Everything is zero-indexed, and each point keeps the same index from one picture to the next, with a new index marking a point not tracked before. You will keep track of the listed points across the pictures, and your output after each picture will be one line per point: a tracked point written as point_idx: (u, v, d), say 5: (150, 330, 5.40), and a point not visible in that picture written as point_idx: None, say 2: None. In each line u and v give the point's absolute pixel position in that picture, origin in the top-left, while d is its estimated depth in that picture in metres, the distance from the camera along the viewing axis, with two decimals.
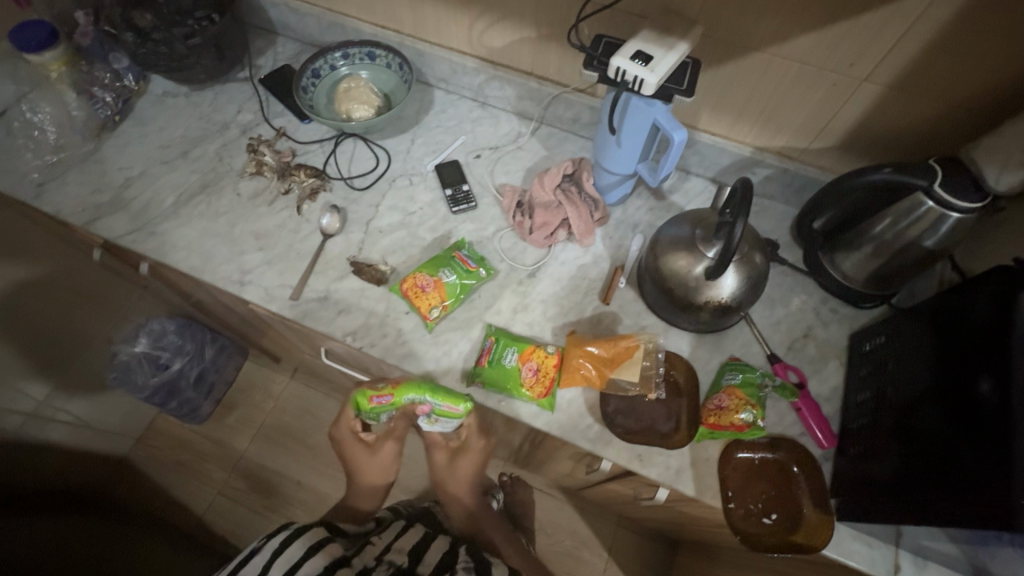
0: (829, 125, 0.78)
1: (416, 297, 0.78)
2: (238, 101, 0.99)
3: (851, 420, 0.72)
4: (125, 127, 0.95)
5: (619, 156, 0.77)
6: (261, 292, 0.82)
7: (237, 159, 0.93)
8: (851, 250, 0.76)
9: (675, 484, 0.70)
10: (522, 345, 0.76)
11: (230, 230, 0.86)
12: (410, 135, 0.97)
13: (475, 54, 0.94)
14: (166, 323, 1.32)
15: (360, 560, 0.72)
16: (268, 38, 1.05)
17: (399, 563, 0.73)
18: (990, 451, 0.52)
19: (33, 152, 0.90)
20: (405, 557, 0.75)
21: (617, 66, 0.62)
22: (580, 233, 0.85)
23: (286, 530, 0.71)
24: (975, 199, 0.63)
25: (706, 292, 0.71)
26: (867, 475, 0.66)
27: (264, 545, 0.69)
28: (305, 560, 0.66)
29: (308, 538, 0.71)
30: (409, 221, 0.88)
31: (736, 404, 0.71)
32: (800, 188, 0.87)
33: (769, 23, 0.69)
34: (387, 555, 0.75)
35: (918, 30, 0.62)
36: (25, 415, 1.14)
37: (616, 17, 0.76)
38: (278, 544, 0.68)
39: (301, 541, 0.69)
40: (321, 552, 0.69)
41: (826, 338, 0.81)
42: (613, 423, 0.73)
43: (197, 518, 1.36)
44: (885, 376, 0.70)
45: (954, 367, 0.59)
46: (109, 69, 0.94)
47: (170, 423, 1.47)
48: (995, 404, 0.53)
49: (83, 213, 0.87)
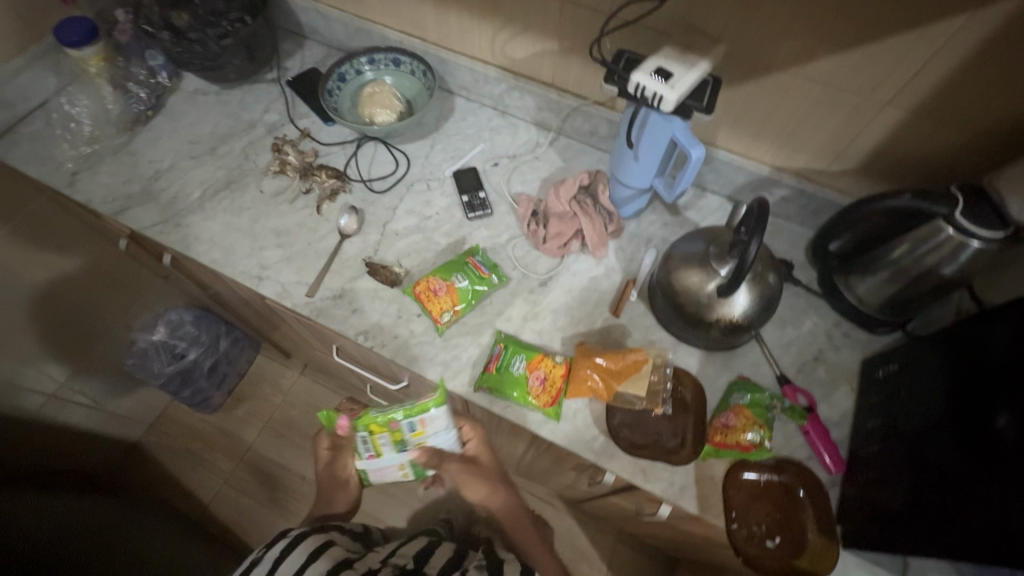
0: (850, 148, 0.77)
1: (428, 301, 0.79)
2: (266, 101, 1.01)
3: (860, 447, 0.71)
4: (157, 122, 0.98)
5: (636, 171, 0.78)
6: (278, 287, 0.83)
7: (262, 157, 0.95)
8: (867, 274, 0.75)
9: (677, 501, 0.70)
10: (531, 353, 0.76)
11: (252, 226, 0.89)
12: (429, 141, 0.98)
13: (497, 64, 0.95)
14: (183, 314, 1.35)
15: (364, 563, 0.74)
16: (297, 41, 1.08)
17: (404, 564, 0.77)
18: (1001, 487, 0.50)
19: (69, 143, 0.94)
20: (411, 560, 0.79)
21: (637, 82, 0.63)
22: (593, 244, 0.85)
23: (286, 539, 0.75)
24: (999, 228, 0.61)
25: (717, 309, 0.71)
26: (876, 504, 0.64)
27: (269, 554, 0.73)
28: (306, 565, 0.69)
29: (306, 546, 0.74)
30: (424, 225, 0.89)
31: (744, 423, 0.70)
32: (818, 210, 0.86)
33: (792, 43, 0.69)
34: (392, 559, 0.78)
35: (945, 55, 0.62)
36: (45, 396, 1.18)
37: (638, 33, 0.77)
38: (278, 553, 0.72)
39: (303, 546, 0.74)
40: (323, 557, 0.72)
41: (837, 362, 0.80)
42: (618, 436, 0.72)
43: (203, 506, 1.39)
44: (899, 404, 0.69)
45: (972, 399, 0.58)
46: (145, 66, 0.97)
47: (182, 411, 1.49)
48: (1010, 439, 0.51)
49: (112, 203, 0.90)
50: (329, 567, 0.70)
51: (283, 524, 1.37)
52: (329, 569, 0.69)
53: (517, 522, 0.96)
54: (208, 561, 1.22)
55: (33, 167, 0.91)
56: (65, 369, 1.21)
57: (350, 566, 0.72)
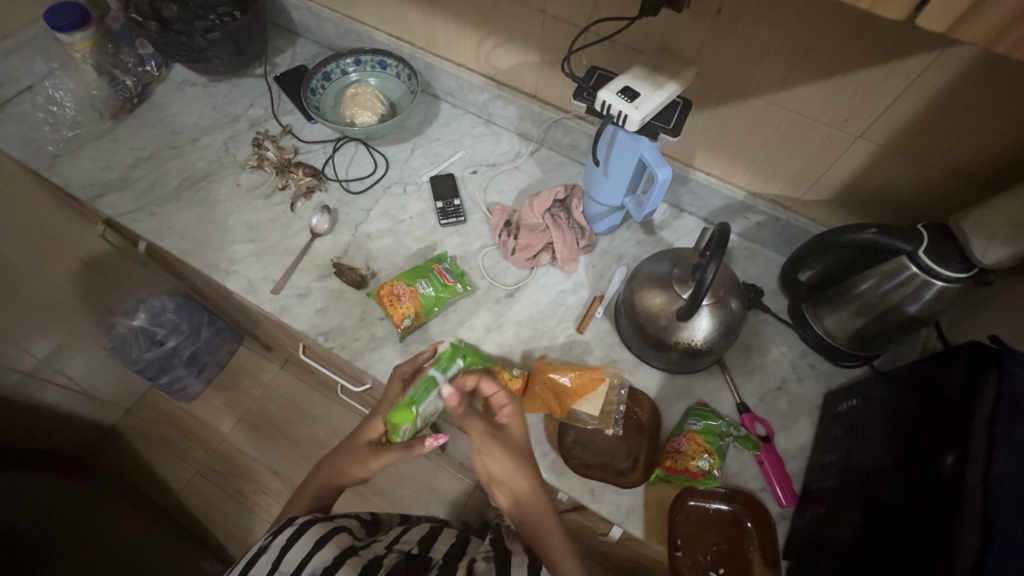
0: (823, 178, 0.76)
1: (390, 305, 0.78)
2: (252, 96, 1.02)
3: (814, 481, 0.70)
4: (142, 110, 0.99)
5: (606, 188, 0.78)
6: (244, 282, 0.83)
7: (242, 151, 0.96)
8: (835, 307, 0.74)
9: (623, 524, 0.69)
10: (488, 365, 0.76)
11: (225, 219, 0.89)
12: (410, 144, 0.98)
13: (482, 72, 0.95)
14: (165, 301, 1.33)
15: (369, 550, 0.65)
16: (289, 38, 1.09)
17: (409, 550, 0.67)
18: (936, 527, 0.48)
19: (52, 126, 0.95)
20: (415, 545, 0.69)
21: (603, 100, 0.62)
22: (562, 258, 0.85)
23: (291, 526, 0.65)
24: (961, 268, 0.61)
25: (678, 332, 0.70)
26: (823, 540, 0.62)
27: (271, 544, 0.63)
28: (308, 557, 0.60)
29: (313, 533, 0.64)
30: (397, 228, 0.89)
31: (694, 450, 0.69)
32: (792, 238, 0.86)
33: (766, 70, 0.68)
34: (396, 545, 0.68)
35: (916, 90, 0.61)
36: (23, 373, 1.17)
37: (615, 49, 0.77)
38: (284, 541, 0.63)
39: (309, 534, 0.64)
40: (328, 543, 0.63)
41: (800, 394, 0.79)
42: (570, 454, 0.72)
43: (173, 494, 1.39)
44: (856, 440, 0.67)
45: (927, 438, 0.56)
46: (134, 54, 0.99)
47: (160, 398, 1.49)
48: (953, 478, 0.49)
49: (90, 188, 0.90)
50: (336, 554, 0.61)
51: (251, 517, 1.37)
52: (334, 559, 0.60)
53: (541, 517, 0.68)
54: (171, 547, 1.21)
55: (14, 147, 0.92)
56: (46, 347, 1.20)
57: (356, 554, 0.62)
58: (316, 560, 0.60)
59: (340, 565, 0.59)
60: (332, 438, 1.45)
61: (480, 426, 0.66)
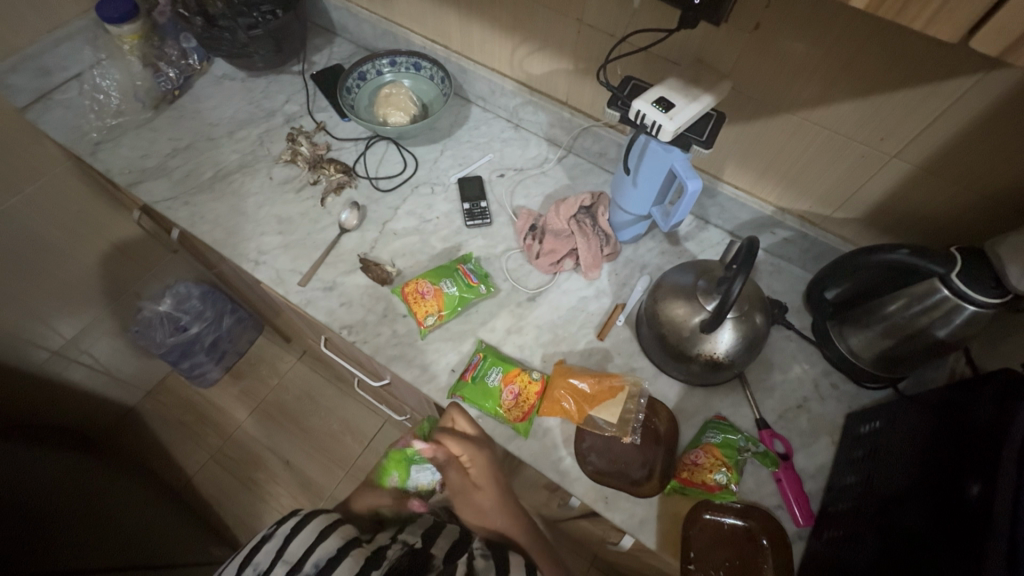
0: (854, 197, 0.76)
1: (414, 303, 0.80)
2: (288, 92, 1.05)
3: (831, 503, 0.69)
4: (183, 102, 1.03)
5: (634, 197, 0.78)
6: (272, 273, 0.85)
7: (277, 145, 0.98)
8: (861, 327, 0.73)
9: (636, 534, 0.68)
10: (508, 366, 0.76)
11: (256, 211, 0.91)
12: (440, 146, 1.00)
13: (514, 78, 0.97)
14: (191, 289, 1.35)
15: (374, 542, 0.66)
16: (327, 37, 1.11)
17: (413, 543, 0.67)
18: (958, 555, 0.47)
19: (96, 114, 0.99)
20: (419, 537, 0.68)
21: (637, 109, 0.63)
22: (586, 265, 0.85)
23: (296, 518, 0.68)
24: (993, 294, 0.59)
25: (700, 344, 0.69)
26: (840, 562, 0.61)
27: (276, 533, 0.66)
28: (314, 545, 0.62)
29: (319, 523, 0.66)
30: (423, 228, 0.90)
31: (712, 463, 0.69)
32: (819, 255, 0.85)
33: (803, 87, 0.68)
34: (400, 537, 0.68)
35: (955, 113, 0.60)
36: (50, 351, 1.20)
37: (649, 61, 0.78)
38: (287, 531, 0.65)
39: (314, 524, 0.66)
40: (332, 535, 0.64)
41: (821, 413, 0.78)
42: (585, 460, 0.72)
43: (187, 478, 1.41)
44: (877, 463, 0.66)
45: (953, 463, 0.55)
46: (177, 47, 1.02)
47: (180, 383, 1.52)
48: (980, 508, 0.48)
49: (129, 175, 0.94)
50: (340, 546, 0.62)
51: (262, 505, 1.38)
52: (340, 547, 0.62)
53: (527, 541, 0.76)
54: (181, 530, 1.22)
55: (60, 133, 0.96)
56: (74, 328, 1.24)
57: (360, 545, 0.64)
58: (319, 550, 0.62)
59: (343, 558, 0.60)
60: (345, 432, 1.46)
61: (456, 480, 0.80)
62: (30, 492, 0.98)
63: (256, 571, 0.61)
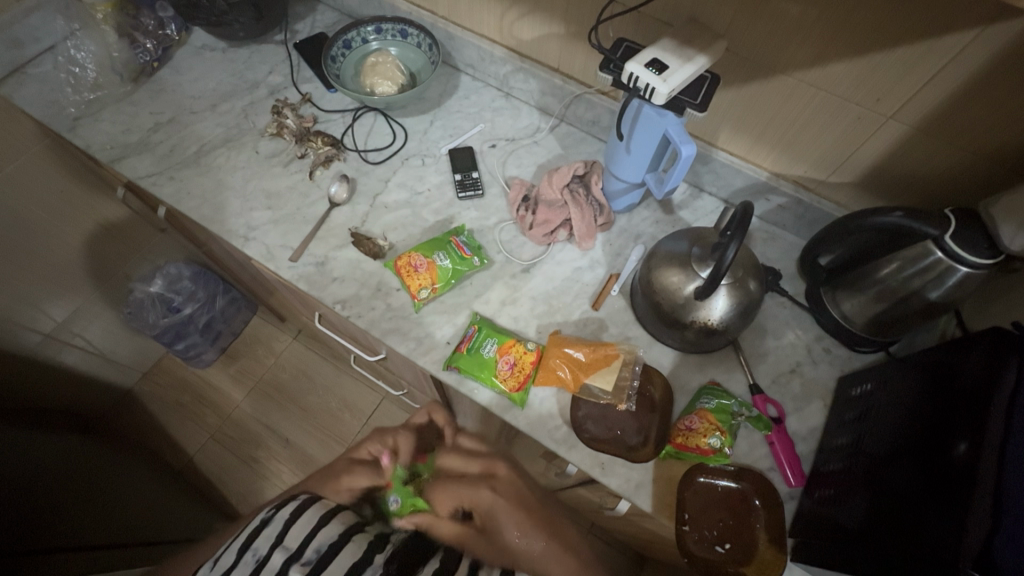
0: (848, 161, 0.75)
1: (407, 277, 0.79)
2: (271, 62, 1.02)
3: (823, 463, 0.70)
4: (162, 74, 1.00)
5: (627, 164, 0.77)
6: (262, 249, 0.84)
7: (262, 118, 0.96)
8: (853, 292, 0.74)
9: (632, 498, 0.70)
10: (503, 338, 0.76)
11: (244, 185, 0.89)
12: (430, 116, 0.98)
13: (504, 44, 0.94)
14: (182, 269, 1.35)
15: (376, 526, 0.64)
16: (309, 5, 1.08)
17: None
18: (947, 513, 0.48)
19: (73, 88, 0.95)
20: None
21: (630, 72, 0.62)
22: (580, 235, 0.84)
23: (295, 502, 0.65)
24: (987, 254, 0.59)
25: (695, 311, 0.69)
26: (831, 520, 0.62)
27: (276, 517, 0.63)
28: (314, 533, 0.60)
29: (317, 510, 0.63)
30: (414, 201, 0.89)
31: (706, 428, 0.70)
32: (813, 221, 0.85)
33: (799, 47, 0.67)
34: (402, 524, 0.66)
35: (953, 69, 0.59)
36: (42, 334, 1.19)
37: (642, 22, 0.76)
38: (286, 515, 0.62)
39: (314, 510, 0.63)
40: (333, 520, 0.62)
41: (813, 376, 0.79)
42: (581, 428, 0.73)
43: (188, 457, 1.41)
44: (867, 424, 0.67)
45: (937, 420, 0.55)
46: (154, 17, 0.99)
47: (176, 363, 1.51)
48: (964, 467, 0.48)
49: (111, 150, 0.91)
50: (341, 531, 0.60)
51: (262, 482, 1.39)
52: (341, 534, 0.60)
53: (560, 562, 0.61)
54: (183, 507, 1.23)
55: (36, 108, 0.93)
56: (65, 311, 1.22)
57: (363, 530, 0.62)
58: (320, 536, 0.59)
59: (344, 544, 0.58)
60: (342, 409, 1.47)
61: (453, 526, 0.62)
62: (38, 474, 0.99)
63: (256, 558, 0.58)
